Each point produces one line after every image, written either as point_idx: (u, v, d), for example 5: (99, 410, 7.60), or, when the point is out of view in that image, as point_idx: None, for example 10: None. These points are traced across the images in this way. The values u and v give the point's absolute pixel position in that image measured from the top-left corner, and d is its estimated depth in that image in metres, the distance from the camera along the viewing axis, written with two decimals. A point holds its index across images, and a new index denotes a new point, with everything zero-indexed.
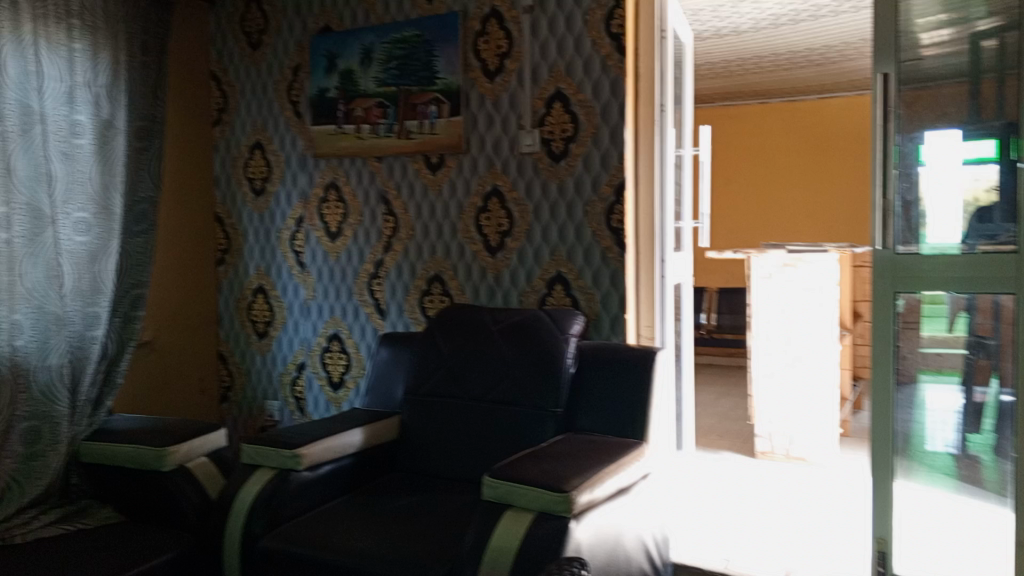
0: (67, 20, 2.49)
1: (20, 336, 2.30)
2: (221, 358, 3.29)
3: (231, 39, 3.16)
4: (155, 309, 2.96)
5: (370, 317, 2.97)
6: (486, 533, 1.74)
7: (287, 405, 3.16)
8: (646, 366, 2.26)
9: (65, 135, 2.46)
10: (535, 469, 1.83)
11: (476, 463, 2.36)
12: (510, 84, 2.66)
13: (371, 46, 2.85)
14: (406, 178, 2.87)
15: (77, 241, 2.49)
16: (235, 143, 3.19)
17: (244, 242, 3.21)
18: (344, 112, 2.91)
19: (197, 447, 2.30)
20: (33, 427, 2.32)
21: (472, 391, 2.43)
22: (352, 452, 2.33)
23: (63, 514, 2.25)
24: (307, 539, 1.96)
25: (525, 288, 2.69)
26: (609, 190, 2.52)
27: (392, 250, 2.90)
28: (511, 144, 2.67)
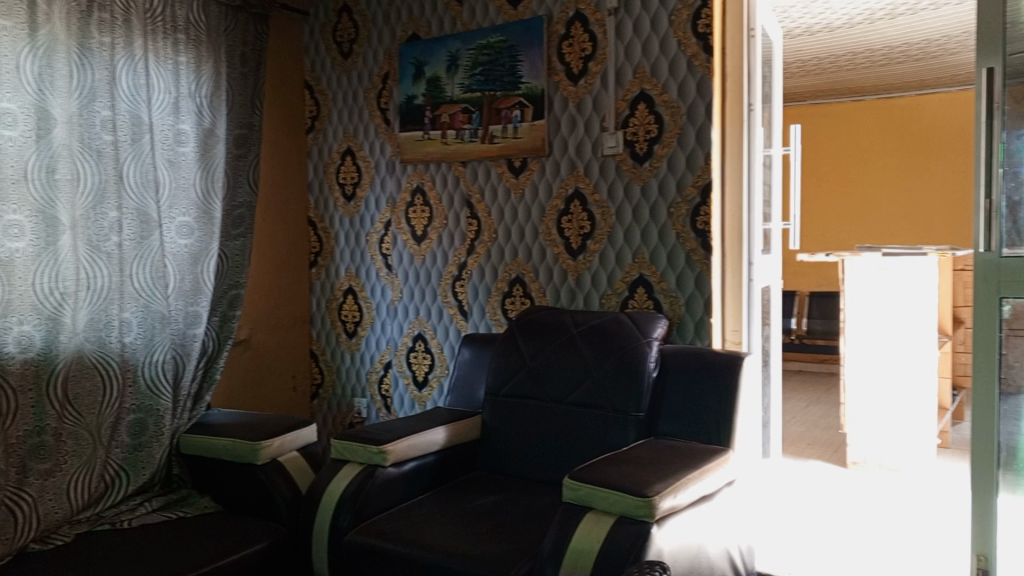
0: (174, 35, 2.63)
1: (129, 333, 2.45)
2: (312, 356, 3.41)
3: (324, 50, 3.28)
4: (251, 309, 3.10)
5: (453, 318, 3.02)
6: (567, 534, 1.75)
7: (374, 403, 3.25)
8: (732, 371, 2.22)
9: (170, 144, 2.60)
10: (615, 473, 1.83)
11: (557, 465, 2.37)
12: (594, 87, 2.66)
13: (457, 52, 2.91)
14: (489, 181, 2.90)
15: (181, 244, 2.63)
16: (327, 149, 3.30)
17: (335, 245, 3.31)
18: (431, 119, 2.98)
19: (289, 442, 2.39)
20: (139, 419, 2.46)
21: (553, 393, 2.44)
22: (436, 450, 2.38)
23: (165, 502, 2.38)
24: (392, 534, 2.01)
25: (607, 291, 2.68)
26: (695, 191, 2.48)
27: (475, 253, 2.94)
28: (595, 146, 2.67)
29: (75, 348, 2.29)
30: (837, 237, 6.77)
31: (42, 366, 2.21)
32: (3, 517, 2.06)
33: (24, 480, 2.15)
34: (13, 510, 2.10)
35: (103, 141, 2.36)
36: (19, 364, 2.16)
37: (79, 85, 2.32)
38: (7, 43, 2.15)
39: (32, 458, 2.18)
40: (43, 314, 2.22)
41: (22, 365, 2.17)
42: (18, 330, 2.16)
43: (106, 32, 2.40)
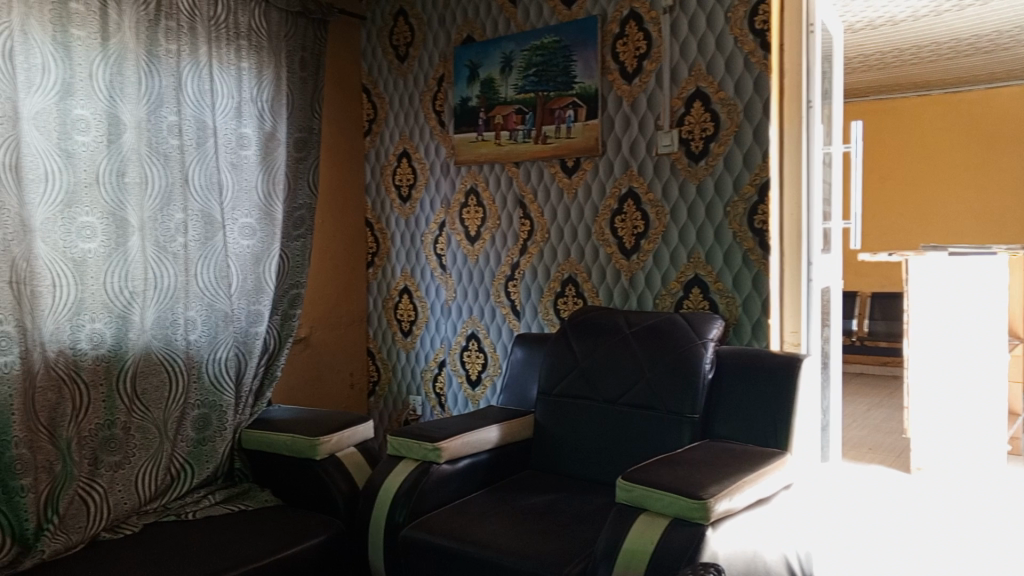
0: (237, 41, 2.71)
1: (194, 331, 2.53)
2: (369, 355, 3.47)
3: (381, 53, 3.33)
4: (311, 308, 3.17)
5: (506, 318, 3.04)
6: (620, 535, 1.75)
7: (429, 401, 3.28)
8: (790, 373, 2.18)
9: (233, 147, 2.68)
10: (670, 475, 1.81)
11: (611, 465, 2.36)
12: (648, 85, 2.64)
13: (512, 54, 2.92)
14: (543, 181, 2.90)
15: (244, 244, 2.71)
16: (383, 151, 3.35)
17: (391, 246, 3.36)
18: (485, 120, 3.00)
19: (347, 438, 2.44)
20: (203, 415, 2.54)
21: (607, 393, 2.43)
22: (489, 448, 2.39)
23: (227, 495, 2.45)
24: (446, 531, 2.04)
25: (661, 291, 2.66)
26: (752, 190, 2.44)
27: (528, 253, 2.95)
28: (649, 145, 2.65)
29: (143, 345, 2.38)
30: (900, 237, 6.57)
31: (112, 362, 2.31)
32: (76, 507, 2.15)
33: (95, 472, 2.25)
34: (85, 500, 2.19)
35: (170, 146, 2.44)
36: (91, 360, 2.25)
37: (148, 92, 2.41)
38: (80, 53, 2.24)
39: (102, 450, 2.27)
40: (113, 312, 2.31)
41: (93, 361, 2.26)
42: (91, 328, 2.26)
43: (173, 40, 2.48)
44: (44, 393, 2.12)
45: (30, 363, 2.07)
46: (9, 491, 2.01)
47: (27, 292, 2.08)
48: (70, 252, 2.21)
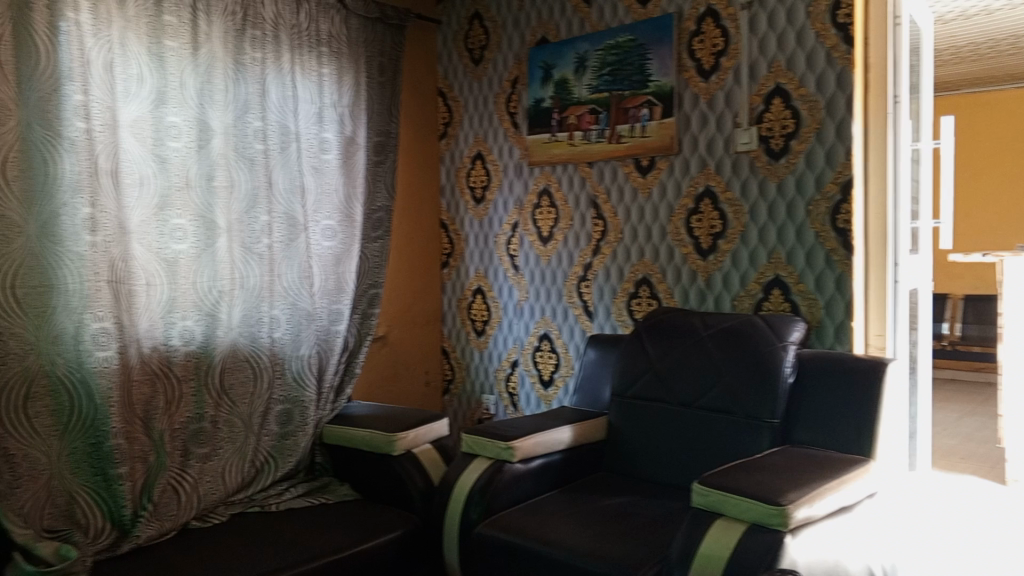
0: (318, 48, 2.79)
1: (279, 328, 2.62)
2: (444, 354, 3.52)
3: (456, 57, 3.38)
4: (388, 307, 3.24)
5: (578, 319, 3.03)
6: (695, 539, 1.72)
7: (501, 400, 3.31)
8: (874, 378, 2.11)
9: (315, 152, 2.77)
10: (747, 480, 1.78)
11: (686, 469, 2.33)
12: (726, 83, 2.59)
13: (586, 54, 2.92)
14: (616, 181, 2.89)
15: (325, 245, 2.80)
16: (458, 153, 3.40)
17: (465, 246, 3.41)
18: (559, 121, 3.01)
19: (422, 434, 2.48)
20: (287, 410, 2.63)
21: (682, 396, 2.40)
22: (562, 448, 2.40)
23: (308, 488, 2.53)
24: (520, 529, 2.05)
25: (739, 292, 2.60)
26: (835, 188, 2.37)
27: (601, 253, 2.94)
28: (727, 143, 2.60)
29: (230, 342, 2.48)
30: (995, 235, 6.25)
31: (201, 358, 2.41)
32: (169, 495, 2.26)
33: (186, 462, 2.35)
34: (177, 489, 2.29)
35: (256, 150, 2.54)
36: (182, 355, 2.36)
37: (235, 99, 2.51)
38: (173, 63, 2.35)
39: (192, 442, 2.38)
40: (203, 311, 2.42)
41: (185, 357, 2.37)
42: (182, 325, 2.37)
43: (258, 49, 2.58)
44: (140, 386, 2.24)
45: (126, 358, 2.18)
46: (109, 478, 2.12)
47: (124, 290, 2.19)
48: (164, 253, 2.33)
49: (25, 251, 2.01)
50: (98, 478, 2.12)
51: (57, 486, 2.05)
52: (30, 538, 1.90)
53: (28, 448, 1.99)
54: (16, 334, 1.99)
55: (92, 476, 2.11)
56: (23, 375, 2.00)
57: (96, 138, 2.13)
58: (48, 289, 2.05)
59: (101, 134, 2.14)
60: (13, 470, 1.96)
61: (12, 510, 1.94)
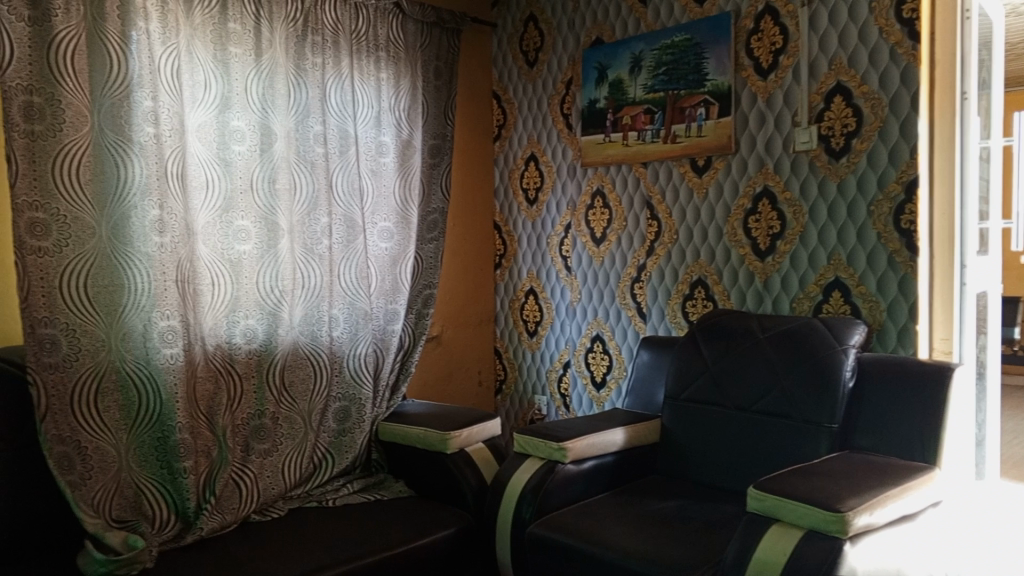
0: (376, 52, 2.84)
1: (337, 327, 2.67)
2: (497, 354, 3.54)
3: (511, 59, 3.39)
4: (442, 307, 3.28)
5: (632, 320, 3.01)
6: (750, 544, 1.70)
7: (554, 401, 3.30)
8: (939, 384, 2.05)
9: (373, 155, 2.82)
10: (805, 485, 1.75)
11: (741, 473, 2.30)
12: (785, 81, 2.54)
13: (641, 54, 2.90)
14: (671, 182, 2.86)
15: (383, 247, 2.84)
16: (512, 155, 3.41)
17: (518, 248, 3.42)
18: (613, 121, 3.00)
19: (475, 434, 2.51)
20: (344, 407, 2.68)
21: (738, 400, 2.36)
22: (616, 450, 2.39)
23: (365, 484, 2.58)
24: (572, 530, 2.06)
25: (798, 294, 2.56)
26: (898, 188, 2.31)
27: (655, 254, 2.92)
28: (785, 142, 2.56)
29: (292, 340, 2.54)
30: None
31: (263, 355, 2.48)
32: (231, 489, 2.33)
33: (247, 457, 2.42)
34: (238, 483, 2.36)
35: (316, 154, 2.59)
36: (244, 353, 2.43)
37: (296, 104, 2.57)
38: (237, 69, 2.42)
39: (253, 438, 2.44)
40: (265, 310, 2.48)
41: (247, 354, 2.44)
42: (245, 323, 2.44)
43: (319, 54, 2.63)
44: (204, 383, 2.31)
45: (191, 355, 2.26)
46: (174, 472, 2.20)
47: (190, 290, 2.27)
48: (228, 253, 2.40)
49: (97, 251, 2.09)
50: (164, 471, 2.20)
51: (126, 478, 2.13)
52: (100, 528, 1.99)
53: (99, 441, 2.07)
54: (88, 331, 2.07)
55: (158, 469, 2.19)
56: (94, 370, 2.08)
57: (164, 143, 2.21)
58: (119, 288, 2.13)
59: (169, 139, 2.22)
60: (86, 462, 2.04)
61: (83, 501, 2.01)
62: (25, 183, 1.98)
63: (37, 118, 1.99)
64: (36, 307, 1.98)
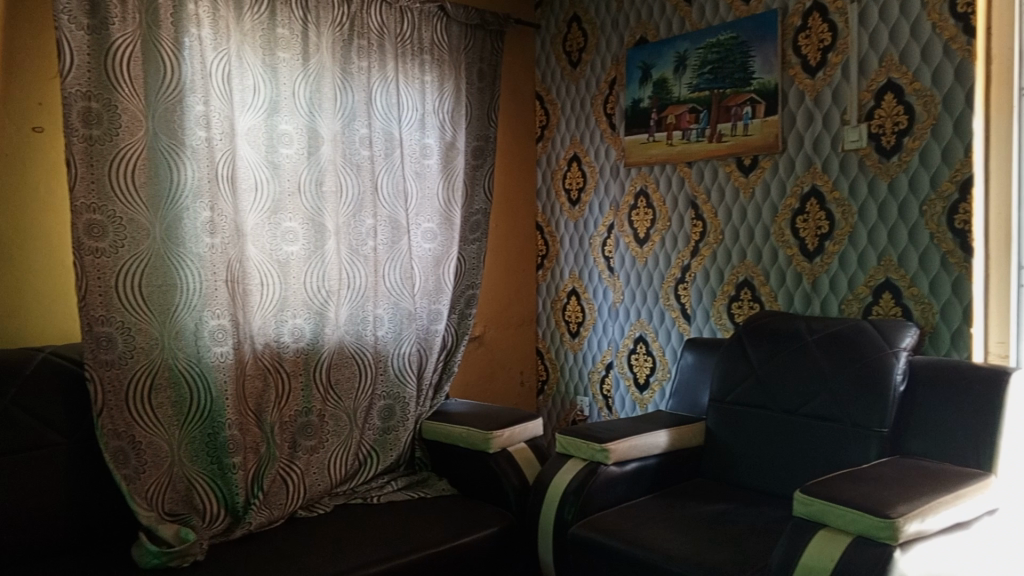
0: (421, 55, 2.87)
1: (382, 327, 2.71)
2: (538, 354, 3.55)
3: (554, 60, 3.39)
4: (484, 307, 3.30)
5: (676, 322, 2.98)
6: (797, 549, 1.68)
7: (596, 402, 3.29)
8: (994, 388, 2.00)
9: (417, 157, 2.85)
10: (853, 490, 1.72)
11: (786, 478, 2.26)
12: (834, 79, 2.50)
13: (686, 53, 2.88)
14: (717, 181, 2.83)
15: (426, 248, 2.87)
16: (555, 156, 3.41)
17: (560, 248, 3.42)
18: (657, 121, 2.98)
19: (518, 434, 2.51)
20: (388, 406, 2.71)
21: (785, 403, 2.33)
22: (659, 453, 2.38)
23: (408, 482, 2.61)
24: (615, 531, 2.05)
25: (847, 296, 2.51)
26: (952, 187, 2.26)
27: (700, 255, 2.89)
28: (834, 141, 2.51)
29: (337, 339, 2.58)
30: None
31: (310, 354, 2.52)
32: (278, 485, 2.37)
33: (294, 454, 2.46)
34: (286, 479, 2.40)
35: (362, 156, 2.63)
36: (292, 351, 2.48)
37: (343, 107, 2.61)
38: (286, 73, 2.47)
39: (300, 435, 2.49)
40: (312, 310, 2.52)
41: (294, 353, 2.49)
42: (292, 323, 2.48)
43: (365, 58, 2.67)
44: (253, 380, 2.36)
45: (241, 353, 2.31)
46: (224, 467, 2.25)
47: (239, 289, 2.32)
48: (276, 254, 2.45)
49: (151, 251, 2.15)
50: (214, 466, 2.25)
51: (178, 472, 2.18)
52: (154, 521, 2.05)
53: (152, 436, 2.13)
54: (143, 329, 2.13)
55: (208, 465, 2.24)
56: (148, 367, 2.14)
57: (215, 146, 2.26)
58: (172, 288, 2.19)
59: (220, 142, 2.27)
60: (139, 456, 2.10)
61: (137, 494, 2.08)
62: (83, 186, 2.05)
63: (95, 123, 2.06)
64: (93, 305, 2.05)
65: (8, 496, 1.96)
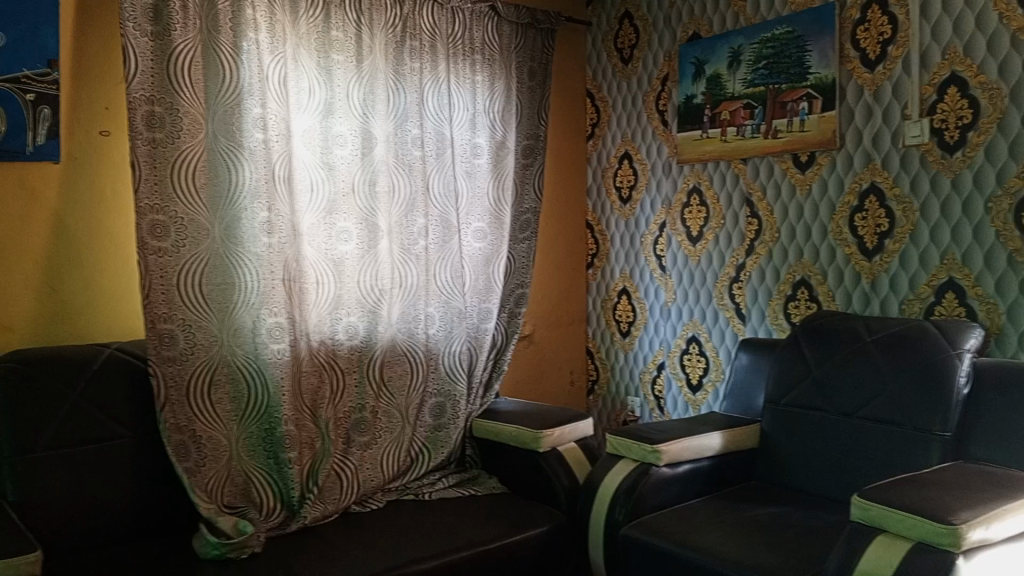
0: (472, 56, 2.89)
1: (433, 326, 2.73)
2: (589, 354, 3.53)
3: (605, 57, 3.38)
4: (534, 307, 3.31)
5: (730, 322, 2.94)
6: (854, 554, 1.64)
7: (647, 403, 3.27)
8: None
9: (467, 157, 2.88)
10: (914, 495, 1.67)
11: (844, 482, 2.21)
12: (894, 72, 2.43)
13: (740, 48, 2.84)
14: (772, 178, 2.78)
15: (476, 247, 2.89)
16: (606, 154, 3.40)
17: (611, 247, 3.40)
18: (710, 117, 2.94)
19: (568, 433, 2.51)
20: (440, 404, 2.73)
21: (843, 405, 2.28)
22: (712, 455, 2.35)
23: (459, 479, 2.63)
24: (666, 533, 2.04)
25: (908, 296, 2.44)
26: (1020, 183, 2.19)
27: (755, 254, 2.84)
28: (894, 137, 2.44)
29: (390, 337, 2.62)
30: None
31: (364, 352, 2.56)
32: (332, 480, 2.41)
33: (348, 449, 2.50)
34: (340, 474, 2.45)
35: (414, 157, 2.66)
36: (347, 349, 2.52)
37: (396, 108, 2.64)
38: (340, 75, 2.51)
39: (355, 431, 2.53)
40: (366, 308, 2.56)
41: (349, 351, 2.53)
42: (347, 321, 2.53)
43: (417, 59, 2.70)
44: (309, 377, 2.41)
45: (298, 351, 2.36)
46: (280, 462, 2.30)
47: (297, 288, 2.37)
48: (332, 253, 2.49)
49: (211, 251, 2.21)
50: (271, 460, 2.30)
51: (236, 466, 2.24)
52: (213, 512, 2.11)
53: (211, 431, 2.19)
54: (202, 327, 2.19)
55: (265, 459, 2.30)
56: (208, 364, 2.20)
57: (272, 148, 2.31)
58: (231, 286, 2.25)
59: (277, 144, 2.32)
60: (200, 450, 2.16)
61: (198, 486, 2.14)
62: (147, 188, 2.11)
63: (158, 127, 2.13)
64: (156, 303, 2.11)
65: (76, 486, 2.04)
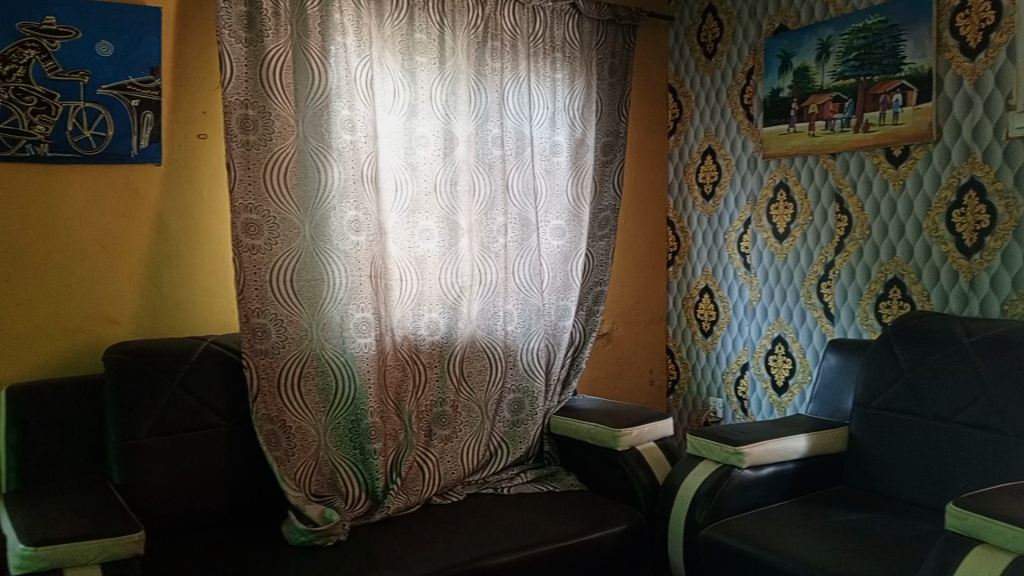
0: (552, 54, 2.90)
1: (512, 322, 2.76)
2: (669, 353, 3.49)
3: (688, 52, 3.33)
4: (613, 304, 3.30)
5: (818, 322, 2.86)
6: (950, 564, 1.58)
7: (730, 404, 3.21)
8: None
9: (547, 154, 2.89)
10: (1014, 505, 1.59)
11: (938, 489, 2.12)
12: (997, 61, 2.31)
13: (829, 39, 2.75)
14: (863, 173, 2.68)
15: (555, 244, 2.91)
16: (688, 150, 3.35)
17: (693, 244, 3.35)
18: (797, 111, 2.86)
19: (647, 432, 2.50)
20: (518, 400, 2.76)
21: (938, 410, 2.18)
22: (797, 458, 2.29)
23: (538, 475, 2.65)
24: (748, 536, 2.00)
25: (1010, 296, 2.32)
26: None
27: (845, 251, 2.75)
28: (996, 129, 2.32)
29: (470, 333, 2.66)
30: None
31: (444, 348, 2.61)
32: (415, 472, 2.47)
33: (430, 442, 2.56)
34: (422, 466, 2.51)
35: (494, 156, 2.70)
36: (428, 344, 2.58)
37: (477, 108, 2.68)
38: (424, 77, 2.57)
39: (436, 424, 2.58)
40: (447, 304, 2.61)
41: (431, 346, 2.58)
42: (429, 317, 2.58)
43: (498, 59, 2.72)
44: (394, 370, 2.48)
45: (382, 345, 2.43)
46: (365, 453, 2.38)
47: (382, 284, 2.45)
48: (415, 251, 2.55)
49: (302, 249, 2.30)
50: (356, 451, 2.38)
51: (324, 456, 2.32)
52: (302, 500, 2.19)
53: (301, 422, 2.28)
54: (293, 321, 2.27)
55: (351, 450, 2.37)
56: (298, 357, 2.28)
57: (360, 148, 2.39)
58: (320, 283, 2.32)
59: (364, 145, 2.39)
60: (290, 440, 2.25)
61: (289, 475, 2.23)
62: (241, 188, 2.21)
63: (252, 130, 2.22)
64: (250, 299, 2.21)
65: (176, 471, 2.15)
